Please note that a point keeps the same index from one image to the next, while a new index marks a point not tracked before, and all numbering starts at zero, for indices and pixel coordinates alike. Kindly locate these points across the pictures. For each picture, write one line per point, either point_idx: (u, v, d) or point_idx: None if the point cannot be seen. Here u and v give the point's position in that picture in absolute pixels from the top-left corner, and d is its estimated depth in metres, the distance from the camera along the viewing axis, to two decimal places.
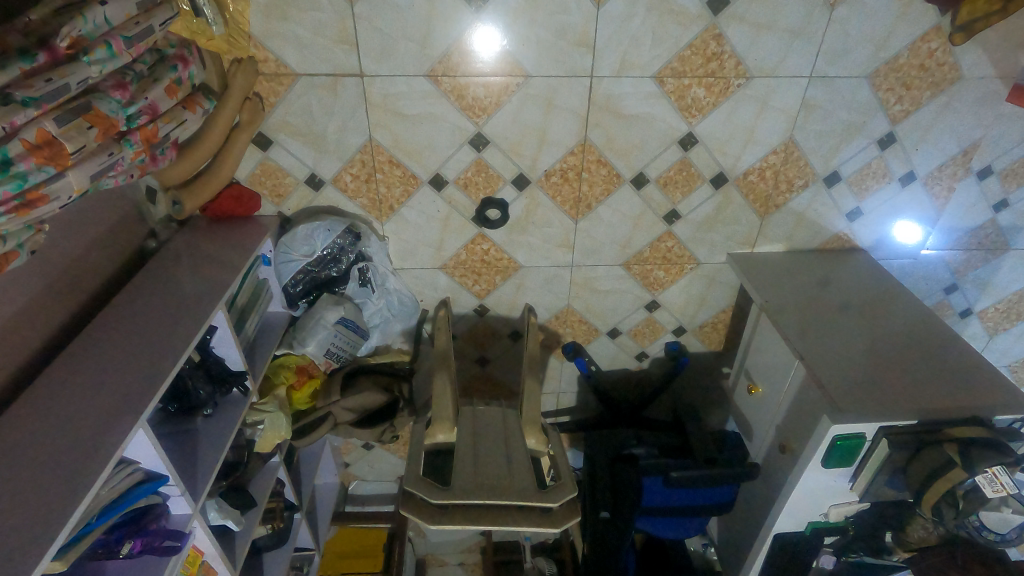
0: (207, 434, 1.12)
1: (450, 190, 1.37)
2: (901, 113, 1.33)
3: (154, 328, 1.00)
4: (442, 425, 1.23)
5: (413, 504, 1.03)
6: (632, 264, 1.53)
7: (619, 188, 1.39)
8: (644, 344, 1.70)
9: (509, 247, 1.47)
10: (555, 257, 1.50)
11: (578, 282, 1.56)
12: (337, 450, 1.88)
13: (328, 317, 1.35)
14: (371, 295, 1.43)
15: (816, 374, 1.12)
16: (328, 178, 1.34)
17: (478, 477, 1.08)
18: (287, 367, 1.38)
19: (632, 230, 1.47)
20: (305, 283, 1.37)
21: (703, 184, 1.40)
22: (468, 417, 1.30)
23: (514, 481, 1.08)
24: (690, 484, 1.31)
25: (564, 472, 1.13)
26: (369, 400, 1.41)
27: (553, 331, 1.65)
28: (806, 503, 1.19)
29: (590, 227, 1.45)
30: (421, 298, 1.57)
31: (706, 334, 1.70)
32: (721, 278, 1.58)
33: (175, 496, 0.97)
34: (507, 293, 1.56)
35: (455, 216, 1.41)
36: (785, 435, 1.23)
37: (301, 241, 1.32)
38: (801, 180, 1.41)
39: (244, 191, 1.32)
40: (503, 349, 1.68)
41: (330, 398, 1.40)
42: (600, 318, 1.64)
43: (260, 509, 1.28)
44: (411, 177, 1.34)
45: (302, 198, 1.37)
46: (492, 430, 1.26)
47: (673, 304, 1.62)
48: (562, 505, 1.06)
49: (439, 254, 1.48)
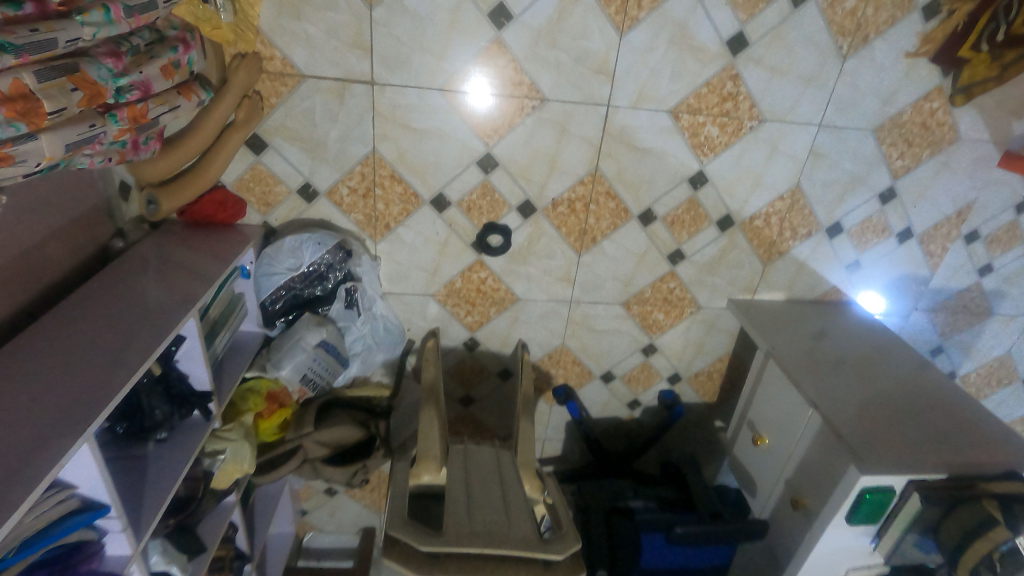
0: (160, 463, 0.97)
1: (451, 212, 1.30)
2: (902, 168, 1.35)
3: (110, 338, 0.87)
4: (428, 465, 1.12)
5: (397, 551, 0.91)
6: (632, 304, 1.47)
7: (625, 223, 1.35)
8: (638, 391, 1.63)
9: (507, 277, 1.40)
10: (554, 291, 1.43)
11: (575, 320, 1.49)
12: (296, 495, 1.70)
13: (308, 338, 1.23)
14: (356, 318, 1.31)
15: (834, 424, 1.06)
16: (323, 190, 1.24)
17: (473, 524, 0.95)
18: (256, 392, 1.21)
19: (634, 268, 1.42)
20: (286, 302, 1.27)
21: (709, 226, 1.37)
22: (457, 458, 1.17)
23: (514, 529, 0.96)
24: (697, 541, 1.21)
25: (569, 527, 1.01)
26: (346, 436, 1.27)
27: (545, 372, 1.57)
28: (823, 565, 1.10)
29: (594, 261, 1.40)
30: (408, 328, 1.47)
31: (701, 383, 1.64)
32: (720, 325, 1.54)
33: (115, 533, 0.80)
34: (500, 326, 1.48)
35: (454, 240, 1.34)
36: (797, 489, 1.15)
37: (286, 254, 1.22)
38: (804, 228, 1.40)
39: (229, 196, 1.22)
40: (489, 389, 1.57)
41: (301, 430, 1.24)
42: (595, 360, 1.56)
43: (210, 555, 1.09)
44: (412, 195, 1.27)
45: (292, 209, 1.26)
46: (489, 471, 1.14)
47: (671, 349, 1.57)
48: (566, 559, 0.94)
49: (433, 280, 1.39)
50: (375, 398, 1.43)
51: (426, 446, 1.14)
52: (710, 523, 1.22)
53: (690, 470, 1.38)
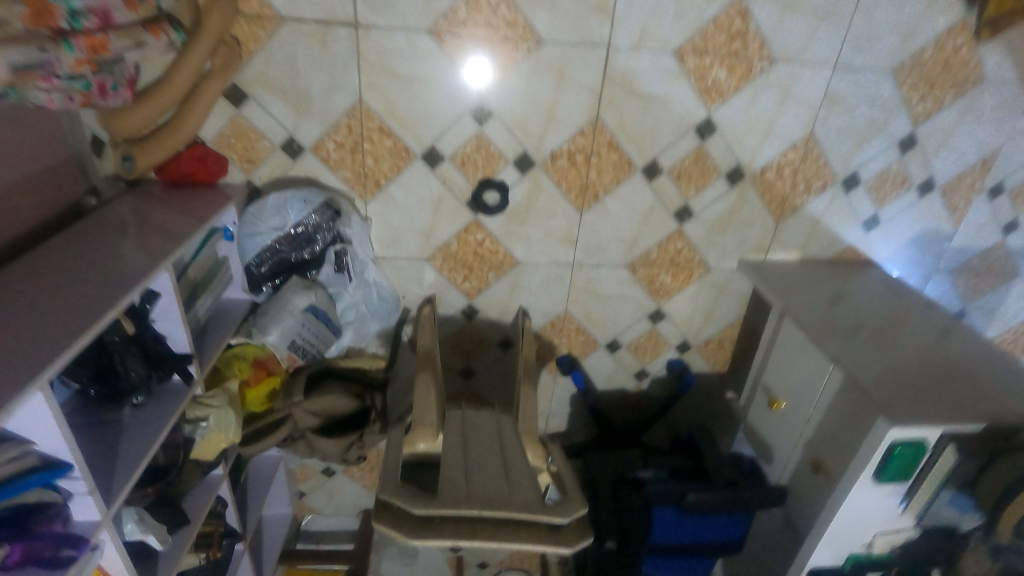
0: (135, 429, 0.91)
1: (445, 167, 1.23)
2: (924, 113, 1.26)
3: (75, 291, 0.80)
4: (422, 433, 1.06)
5: (391, 518, 0.84)
6: (637, 266, 1.40)
7: (629, 178, 1.27)
8: (646, 361, 1.56)
9: (506, 239, 1.33)
10: (555, 253, 1.36)
11: (578, 285, 1.41)
12: (294, 475, 1.64)
13: (296, 302, 1.17)
14: (347, 283, 1.26)
15: (858, 378, 0.98)
16: (309, 145, 1.18)
17: (472, 487, 0.89)
18: (242, 358, 1.16)
19: (639, 228, 1.34)
20: (272, 266, 1.20)
21: (718, 180, 1.30)
22: (455, 423, 1.10)
23: (515, 492, 0.89)
24: (709, 509, 1.15)
25: (575, 493, 0.95)
26: (337, 406, 1.20)
27: (547, 341, 1.50)
28: (850, 532, 1.02)
29: (596, 220, 1.32)
30: (403, 296, 1.40)
31: (711, 352, 1.56)
32: (732, 288, 1.46)
33: (81, 495, 0.74)
34: (499, 293, 1.41)
35: (449, 199, 1.27)
36: (817, 452, 1.08)
37: (271, 212, 1.15)
38: (819, 181, 1.32)
39: (209, 153, 1.15)
40: (490, 360, 1.51)
41: (291, 399, 1.17)
42: (600, 328, 1.49)
43: (195, 528, 1.03)
44: (403, 149, 1.20)
45: (277, 167, 1.19)
46: (488, 436, 1.07)
47: (679, 315, 1.49)
48: (572, 522, 0.88)
49: (428, 243, 1.32)
50: (371, 371, 1.36)
51: (421, 411, 1.09)
52: (723, 489, 1.16)
53: (705, 438, 1.31)
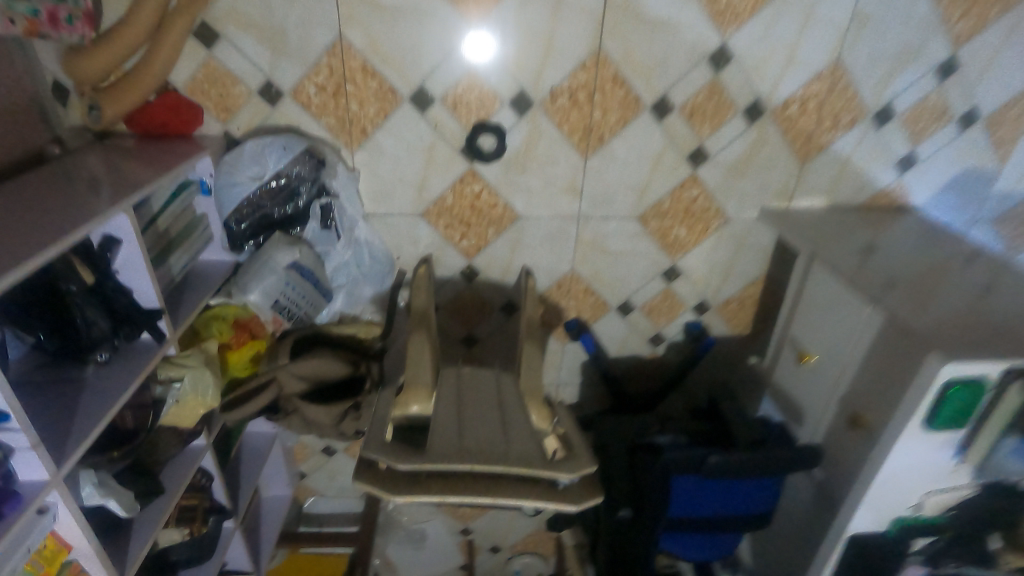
0: (97, 387, 0.83)
1: (436, 110, 1.14)
2: (964, 33, 1.14)
3: (17, 228, 0.73)
4: (417, 396, 0.96)
5: (372, 475, 0.75)
6: (649, 218, 1.29)
7: (637, 117, 1.17)
8: (661, 324, 1.45)
9: (505, 190, 1.23)
10: (559, 206, 1.26)
11: (585, 241, 1.31)
12: (293, 455, 1.56)
13: (278, 257, 1.08)
14: (335, 241, 1.18)
15: (898, 316, 0.88)
16: (288, 90, 1.09)
17: (466, 441, 0.80)
18: (221, 318, 1.09)
19: (649, 174, 1.24)
20: (253, 222, 1.11)
21: (736, 117, 1.18)
22: (449, 382, 1.01)
23: (514, 447, 0.80)
24: (735, 474, 1.03)
25: (580, 448, 0.85)
26: (325, 371, 1.11)
27: (554, 304, 1.40)
28: (896, 492, 0.90)
29: (602, 166, 1.22)
30: (398, 257, 1.31)
31: (731, 313, 1.45)
32: (752, 241, 1.34)
33: (22, 452, 0.67)
34: (500, 251, 1.31)
35: (441, 147, 1.17)
36: (855, 405, 0.96)
37: (248, 160, 1.07)
38: (848, 115, 1.20)
39: (182, 100, 1.07)
40: (493, 326, 1.41)
41: (275, 362, 1.10)
42: (610, 289, 1.39)
43: (172, 498, 0.95)
44: (389, 91, 1.11)
45: (255, 115, 1.11)
46: (486, 394, 0.98)
47: (696, 273, 1.38)
48: (577, 481, 0.78)
49: (421, 197, 1.23)
50: (366, 341, 1.27)
51: (414, 372, 1.00)
52: (749, 452, 1.04)
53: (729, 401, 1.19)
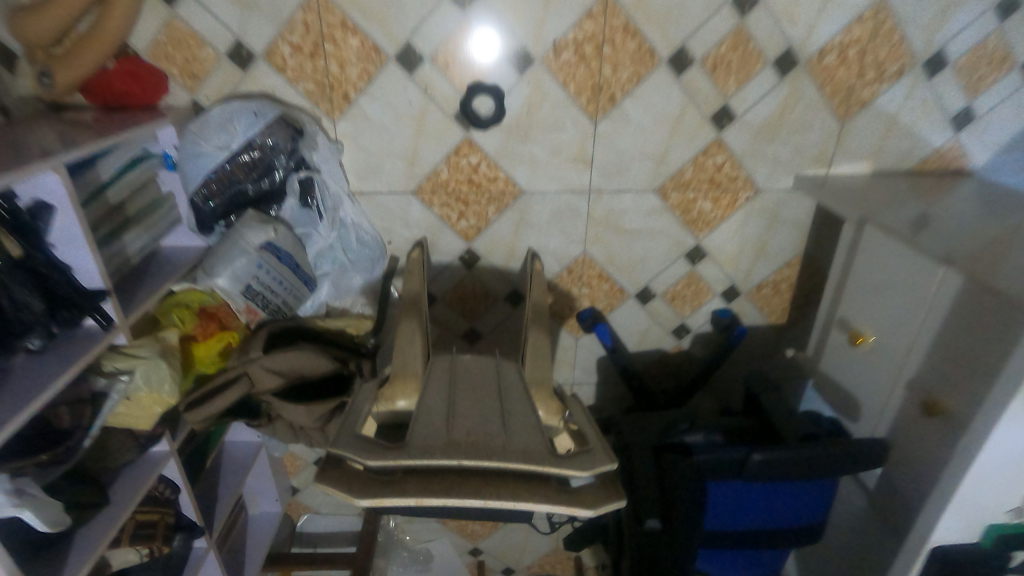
0: (22, 379, 0.70)
1: (425, 71, 1.02)
2: None
3: None
4: (404, 388, 0.84)
5: (338, 475, 0.60)
6: (669, 191, 1.15)
7: (652, 72, 1.04)
8: (685, 313, 1.30)
9: (505, 162, 1.10)
10: (566, 178, 1.13)
11: (597, 219, 1.17)
12: (282, 466, 1.42)
13: (249, 237, 0.96)
14: (318, 222, 1.07)
15: (985, 275, 0.71)
16: (260, 52, 0.98)
17: (455, 435, 0.66)
18: (185, 306, 0.96)
19: (667, 139, 1.10)
20: (223, 200, 0.99)
21: (765, 70, 1.04)
22: (440, 368, 0.87)
23: (513, 441, 0.66)
24: (777, 475, 0.87)
25: (595, 443, 0.70)
26: (303, 364, 0.97)
27: (565, 292, 1.25)
28: (995, 493, 0.73)
29: (614, 132, 1.08)
30: (389, 242, 1.19)
31: (765, 299, 1.29)
32: (787, 215, 1.19)
33: None
34: (503, 233, 1.18)
35: (433, 113, 1.05)
36: (930, 390, 0.80)
37: (215, 128, 0.95)
38: (894, 64, 1.05)
39: (143, 66, 0.96)
40: (498, 318, 1.27)
41: (247, 356, 0.96)
42: (627, 274, 1.24)
43: (122, 513, 0.82)
44: (373, 50, 0.99)
45: (225, 82, 1.00)
46: (484, 382, 0.84)
47: (723, 253, 1.23)
48: (592, 483, 0.63)
49: (413, 172, 1.11)
50: (358, 338, 1.12)
51: (405, 361, 0.87)
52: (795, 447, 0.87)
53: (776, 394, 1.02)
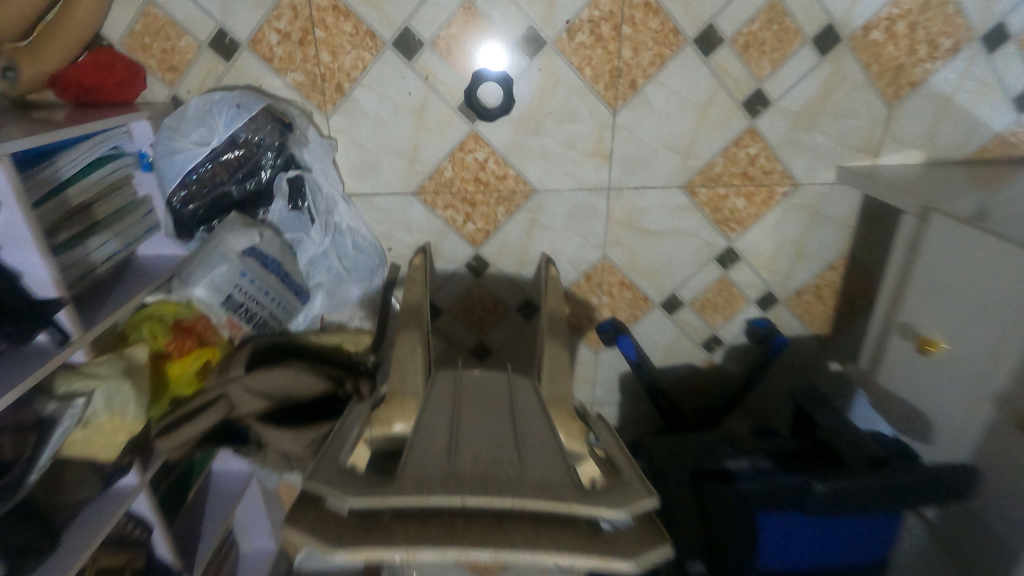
0: None
1: (426, 57, 0.92)
2: None
3: None
4: (400, 410, 0.73)
5: (314, 518, 0.49)
6: (697, 186, 1.04)
7: (677, 54, 0.93)
8: (716, 323, 1.17)
9: (515, 157, 1.00)
10: (583, 174, 1.02)
11: (617, 219, 1.06)
12: (277, 497, 1.31)
13: (231, 242, 0.86)
14: (309, 226, 0.97)
15: None
16: (245, 40, 0.90)
17: (459, 466, 0.53)
18: (156, 319, 0.86)
19: (694, 128, 0.99)
20: (204, 202, 0.89)
21: (803, 48, 0.94)
22: (443, 386, 0.75)
23: (530, 472, 0.53)
24: (842, 510, 0.78)
25: (628, 475, 0.58)
26: (293, 385, 0.87)
27: (582, 302, 1.14)
28: None
29: (635, 121, 0.98)
30: (390, 248, 1.08)
31: (805, 306, 1.16)
32: (828, 211, 1.07)
33: None
34: (513, 236, 1.07)
35: (435, 104, 0.96)
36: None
37: (193, 123, 0.86)
38: (949, 39, 0.94)
39: (119, 59, 0.88)
40: (510, 331, 1.16)
41: (228, 374, 0.85)
42: (652, 280, 1.12)
43: (76, 560, 0.70)
44: (367, 36, 0.90)
45: (207, 73, 0.92)
46: (494, 402, 0.72)
47: (758, 255, 1.11)
48: (629, 526, 0.50)
49: (414, 171, 1.01)
50: (357, 356, 1.00)
51: (404, 378, 0.77)
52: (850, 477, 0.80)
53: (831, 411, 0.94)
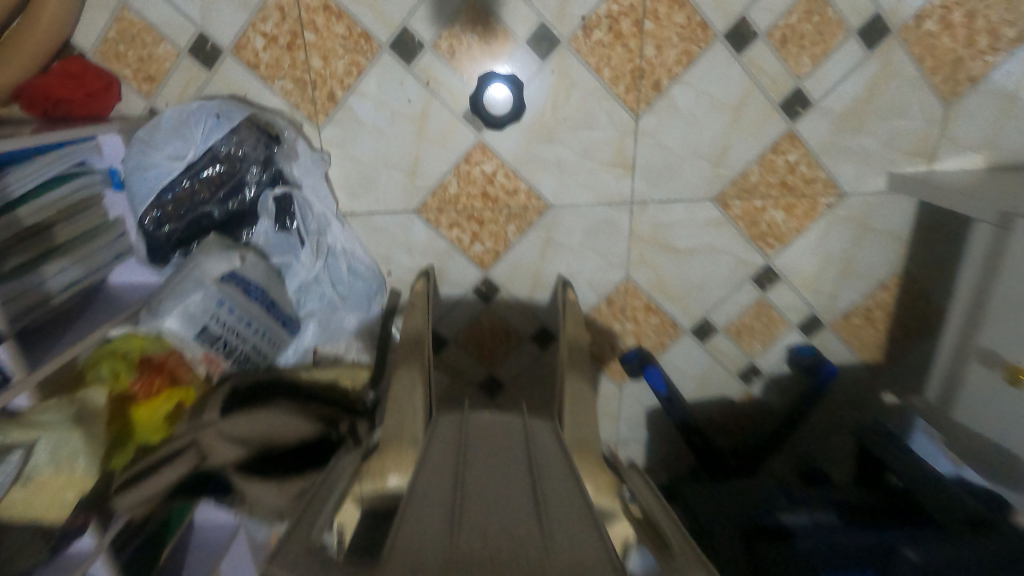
0: None
1: (426, 60, 0.83)
2: None
3: None
4: (397, 461, 0.62)
5: None
6: (730, 198, 0.93)
7: (705, 51, 0.84)
8: (754, 351, 1.05)
9: (526, 170, 0.90)
10: (602, 187, 0.92)
11: (641, 237, 0.95)
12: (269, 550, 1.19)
13: (208, 267, 0.76)
14: (299, 249, 0.88)
15: None
16: (228, 45, 0.82)
17: (465, 550, 0.41)
18: (117, 355, 0.75)
19: (725, 133, 0.89)
20: (181, 223, 0.80)
21: (846, 41, 0.84)
22: (448, 432, 0.63)
23: (558, 555, 0.41)
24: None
25: (678, 541, 0.45)
26: (276, 430, 0.77)
27: (604, 329, 1.02)
28: None
29: (660, 127, 0.88)
30: (389, 273, 0.98)
31: (854, 331, 1.03)
32: (879, 224, 0.95)
33: None
34: (526, 257, 0.97)
35: (438, 111, 0.86)
36: None
37: (168, 135, 0.78)
38: (1014, 27, 0.83)
39: (90, 69, 0.80)
40: (524, 363, 1.04)
41: (201, 420, 0.74)
42: (681, 304, 1.01)
43: None
44: (362, 38, 0.82)
45: (188, 82, 0.84)
46: (507, 452, 0.60)
47: (800, 274, 0.99)
48: None
49: (415, 186, 0.91)
50: (353, 393, 0.89)
51: (402, 423, 0.66)
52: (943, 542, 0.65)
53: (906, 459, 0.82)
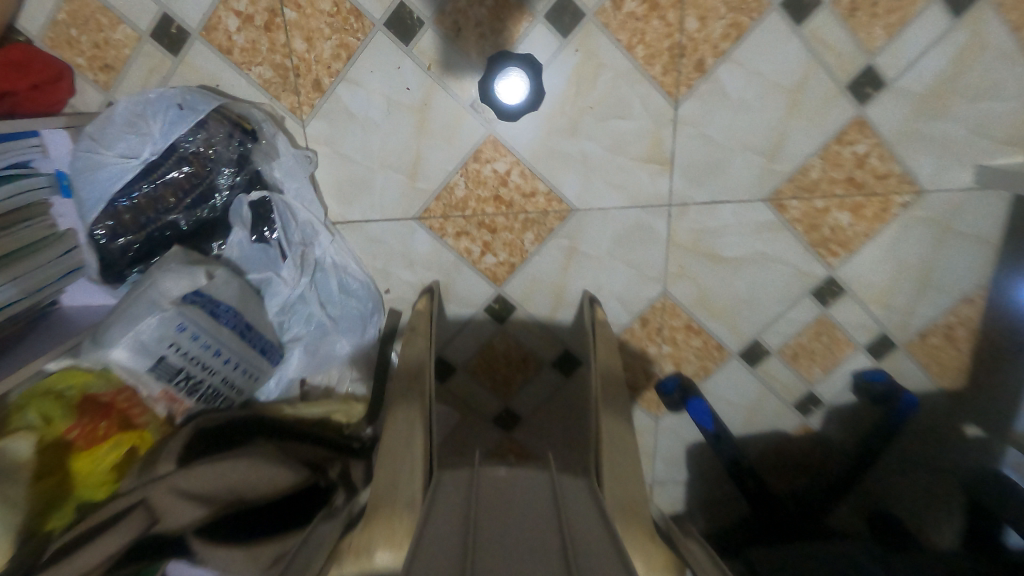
0: None
1: (427, 40, 0.71)
2: None
3: None
4: (387, 533, 0.46)
5: None
6: (785, 198, 0.79)
7: (757, 22, 0.70)
8: (813, 378, 0.90)
9: (545, 168, 0.77)
10: (634, 187, 0.78)
11: (681, 245, 0.81)
12: None
13: (165, 287, 0.64)
14: (280, 262, 0.74)
15: None
16: (197, 26, 0.70)
17: None
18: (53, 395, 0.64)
19: (781, 121, 0.75)
20: (139, 234, 0.68)
21: (928, 7, 0.69)
22: (453, 495, 0.48)
23: None
24: None
25: None
26: (247, 481, 0.62)
27: (637, 353, 0.88)
28: None
29: (704, 115, 0.75)
30: (388, 290, 0.85)
31: (933, 354, 0.88)
32: (964, 227, 0.80)
33: None
34: (545, 271, 0.83)
35: (441, 100, 0.74)
36: None
37: (121, 131, 0.66)
38: None
39: (36, 57, 0.67)
40: (544, 393, 0.90)
41: (153, 472, 0.60)
42: (727, 323, 0.86)
43: None
44: (352, 15, 0.70)
45: (152, 71, 0.72)
46: (532, 522, 0.44)
47: (869, 287, 0.84)
48: None
49: (415, 189, 0.78)
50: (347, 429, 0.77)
51: (395, 481, 0.51)
52: None
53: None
